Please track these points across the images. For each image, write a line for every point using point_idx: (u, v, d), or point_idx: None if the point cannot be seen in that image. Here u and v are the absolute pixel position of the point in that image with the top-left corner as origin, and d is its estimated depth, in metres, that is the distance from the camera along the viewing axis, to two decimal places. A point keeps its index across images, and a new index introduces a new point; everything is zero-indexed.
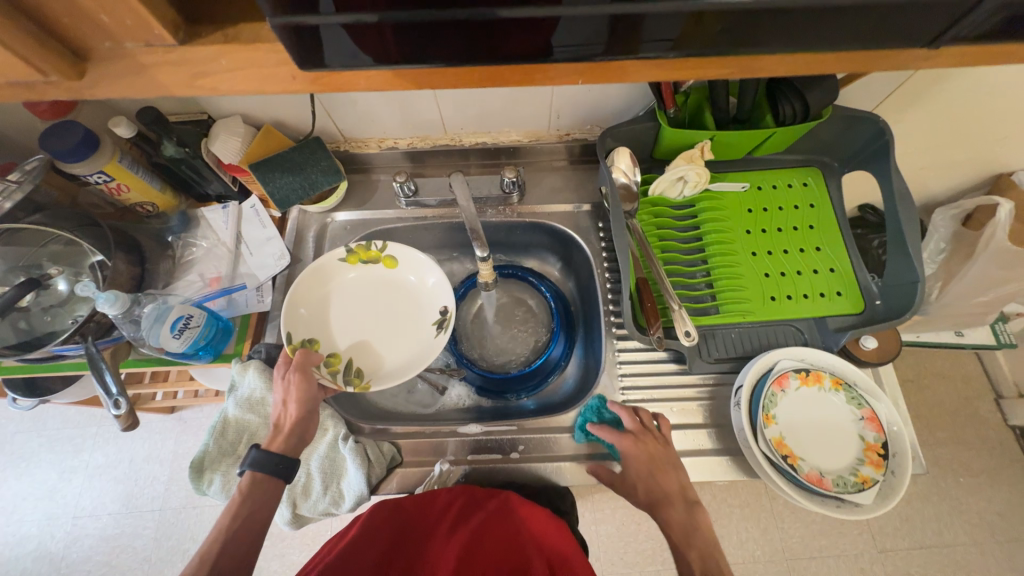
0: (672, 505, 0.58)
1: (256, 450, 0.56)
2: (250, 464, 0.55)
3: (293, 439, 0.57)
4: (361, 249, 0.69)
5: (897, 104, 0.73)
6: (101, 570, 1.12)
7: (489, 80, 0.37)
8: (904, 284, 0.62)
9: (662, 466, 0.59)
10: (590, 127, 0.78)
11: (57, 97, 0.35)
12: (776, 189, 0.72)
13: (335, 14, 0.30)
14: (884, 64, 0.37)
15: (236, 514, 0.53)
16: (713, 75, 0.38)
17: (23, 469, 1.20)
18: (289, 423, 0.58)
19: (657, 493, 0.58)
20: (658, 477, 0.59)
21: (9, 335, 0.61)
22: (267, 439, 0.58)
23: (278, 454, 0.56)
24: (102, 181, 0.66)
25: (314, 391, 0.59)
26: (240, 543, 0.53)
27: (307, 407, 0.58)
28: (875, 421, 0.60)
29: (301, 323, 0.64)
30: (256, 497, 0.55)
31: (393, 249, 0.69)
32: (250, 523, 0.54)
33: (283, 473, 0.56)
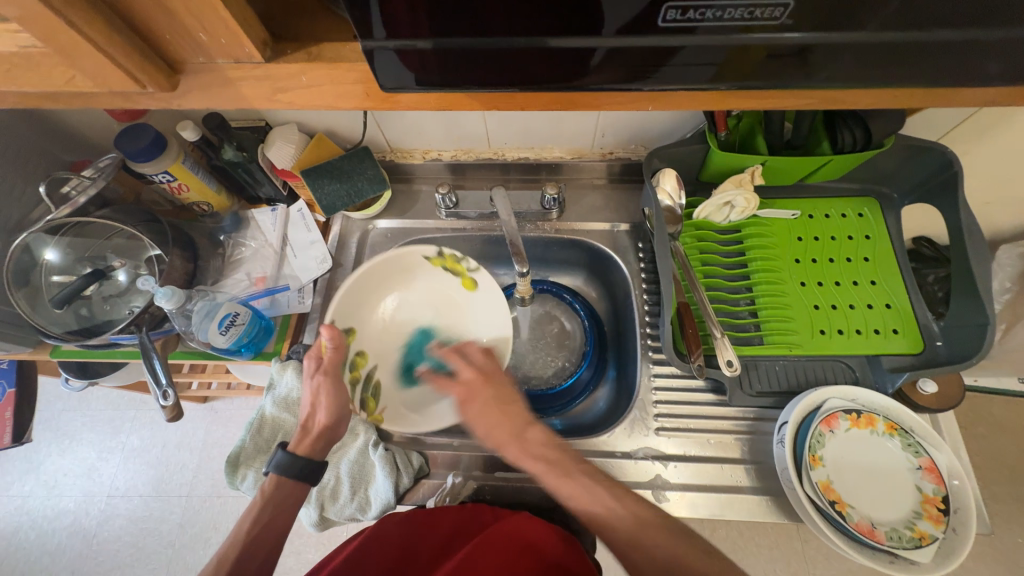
0: (513, 429, 0.55)
1: (283, 453, 0.56)
2: (276, 466, 0.55)
3: (319, 445, 0.58)
4: (451, 258, 0.70)
5: (964, 137, 0.69)
6: (128, 551, 1.15)
7: (551, 101, 0.38)
8: (971, 326, 0.58)
9: (507, 398, 0.58)
10: (635, 146, 0.77)
11: (147, 105, 0.38)
12: (829, 218, 0.70)
13: (385, 40, 0.31)
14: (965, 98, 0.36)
15: (257, 519, 0.53)
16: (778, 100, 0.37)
17: (66, 446, 1.27)
18: (317, 429, 0.58)
19: (503, 422, 0.56)
20: (494, 407, 0.57)
21: (71, 320, 0.65)
22: (294, 441, 0.57)
23: (302, 457, 0.56)
24: (166, 181, 0.70)
25: (344, 398, 0.59)
26: (261, 552, 0.51)
27: (337, 409, 0.58)
28: (934, 472, 0.56)
29: (346, 311, 0.66)
30: (278, 502, 0.54)
31: (480, 277, 0.70)
32: (271, 531, 0.53)
33: (306, 476, 0.56)
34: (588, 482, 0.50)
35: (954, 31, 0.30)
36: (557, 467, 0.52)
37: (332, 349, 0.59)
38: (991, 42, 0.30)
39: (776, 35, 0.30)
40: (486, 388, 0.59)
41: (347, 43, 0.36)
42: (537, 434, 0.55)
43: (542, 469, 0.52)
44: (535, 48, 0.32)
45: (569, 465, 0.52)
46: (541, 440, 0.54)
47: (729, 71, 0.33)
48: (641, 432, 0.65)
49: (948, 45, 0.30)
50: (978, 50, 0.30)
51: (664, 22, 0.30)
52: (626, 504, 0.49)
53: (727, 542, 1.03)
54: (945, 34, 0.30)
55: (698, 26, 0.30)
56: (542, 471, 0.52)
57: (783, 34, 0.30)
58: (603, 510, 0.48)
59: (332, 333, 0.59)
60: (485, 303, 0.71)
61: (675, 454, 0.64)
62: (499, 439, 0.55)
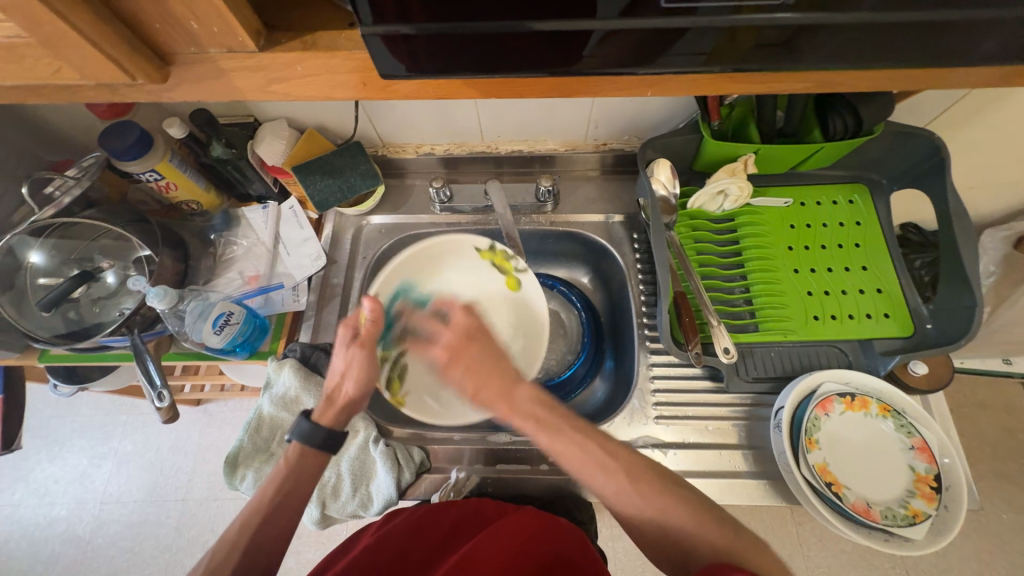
0: (504, 386, 0.51)
1: (306, 422, 0.55)
2: (299, 434, 0.54)
3: (342, 416, 0.57)
4: (501, 254, 0.69)
5: (951, 124, 0.70)
6: (124, 556, 1.14)
7: (548, 88, 0.38)
8: (960, 308, 0.59)
9: (491, 355, 0.53)
10: (629, 137, 0.77)
11: (137, 98, 0.37)
12: (820, 206, 0.70)
13: (371, 26, 0.30)
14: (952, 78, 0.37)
15: (280, 487, 0.52)
16: (763, 82, 0.38)
17: (57, 453, 1.24)
18: (343, 400, 0.56)
19: (488, 381, 0.51)
20: (483, 364, 0.52)
21: (59, 324, 0.64)
22: (318, 410, 0.56)
23: (327, 428, 0.55)
24: (153, 179, 0.69)
25: (374, 373, 0.57)
26: (281, 521, 0.51)
27: (365, 379, 0.56)
28: (927, 451, 0.57)
29: (388, 286, 0.66)
30: (301, 473, 0.53)
31: (524, 279, 0.68)
32: (292, 501, 0.52)
33: (328, 447, 0.55)
34: (583, 437, 0.48)
35: (941, 12, 0.30)
36: (548, 425, 0.48)
37: (371, 322, 0.56)
38: (976, 21, 0.30)
39: (776, 15, 0.30)
40: (483, 345, 0.53)
41: (342, 31, 0.36)
42: (527, 390, 0.50)
43: (534, 428, 0.49)
44: (521, 32, 0.32)
45: (559, 423, 0.48)
46: (531, 397, 0.50)
47: (725, 56, 0.34)
48: (641, 421, 0.66)
49: (936, 25, 0.31)
50: (962, 30, 0.31)
51: (668, 3, 0.29)
52: (629, 468, 0.47)
53: None
54: (941, 14, 0.30)
55: (696, 7, 0.30)
56: (533, 430, 0.49)
57: (779, 15, 0.30)
58: (604, 477, 0.47)
59: (375, 306, 0.55)
60: (523, 307, 0.69)
61: (674, 441, 0.65)
62: (484, 399, 0.51)
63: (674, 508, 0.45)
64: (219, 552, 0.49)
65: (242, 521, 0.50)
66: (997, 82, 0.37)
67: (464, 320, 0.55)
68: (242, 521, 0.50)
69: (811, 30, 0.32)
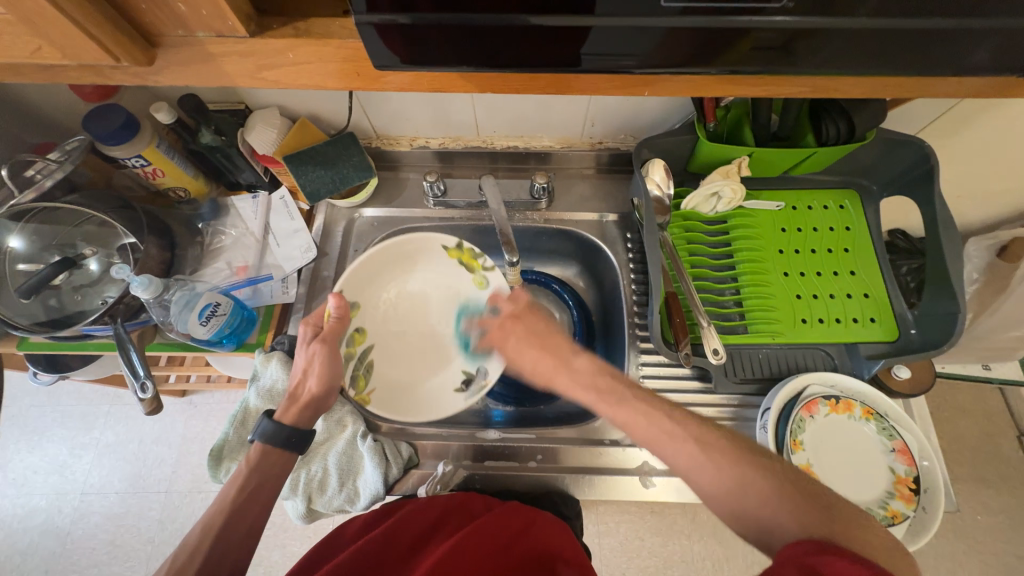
0: (558, 363, 0.54)
1: (269, 422, 0.54)
2: (261, 434, 0.54)
3: (307, 413, 0.57)
4: (468, 252, 0.69)
5: (941, 133, 0.71)
6: (105, 548, 1.12)
7: (545, 83, 0.38)
8: (942, 314, 0.60)
9: (549, 331, 0.58)
10: (625, 136, 0.77)
11: (121, 81, 0.36)
12: (811, 210, 0.71)
13: (367, 14, 0.30)
14: (940, 87, 0.37)
15: (242, 488, 0.52)
16: (759, 85, 0.38)
17: (36, 443, 1.22)
18: (305, 397, 0.56)
19: (539, 363, 0.56)
20: (539, 334, 0.58)
21: (39, 311, 0.62)
22: (280, 409, 0.56)
23: (290, 425, 0.55)
24: (139, 165, 0.67)
25: (336, 368, 0.58)
26: (244, 521, 0.51)
27: (331, 376, 0.57)
28: (907, 454, 0.58)
29: (354, 288, 0.66)
30: (264, 471, 0.53)
31: (493, 277, 0.69)
32: (258, 498, 0.52)
33: (294, 445, 0.55)
34: (646, 406, 0.48)
35: (936, 19, 0.30)
36: (608, 395, 0.50)
37: (335, 319, 0.59)
38: (970, 31, 0.31)
39: (773, 17, 0.30)
40: (530, 323, 0.60)
41: (336, 18, 0.35)
42: (584, 361, 0.54)
43: (594, 399, 0.50)
44: (518, 25, 0.31)
45: (621, 391, 0.50)
46: (589, 368, 0.53)
47: (722, 58, 0.34)
48: None
49: (930, 33, 0.31)
50: (956, 38, 0.31)
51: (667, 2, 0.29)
52: (698, 437, 0.45)
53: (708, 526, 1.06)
54: (935, 22, 0.30)
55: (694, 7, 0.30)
56: (592, 399, 0.51)
57: (777, 19, 0.30)
58: (671, 445, 0.45)
59: (340, 302, 0.58)
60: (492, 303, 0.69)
61: None
62: (545, 374, 0.55)
63: (754, 480, 0.42)
64: (182, 555, 0.48)
65: (207, 520, 0.50)
66: (987, 92, 0.38)
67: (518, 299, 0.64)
68: (206, 520, 0.50)
69: (806, 36, 0.32)
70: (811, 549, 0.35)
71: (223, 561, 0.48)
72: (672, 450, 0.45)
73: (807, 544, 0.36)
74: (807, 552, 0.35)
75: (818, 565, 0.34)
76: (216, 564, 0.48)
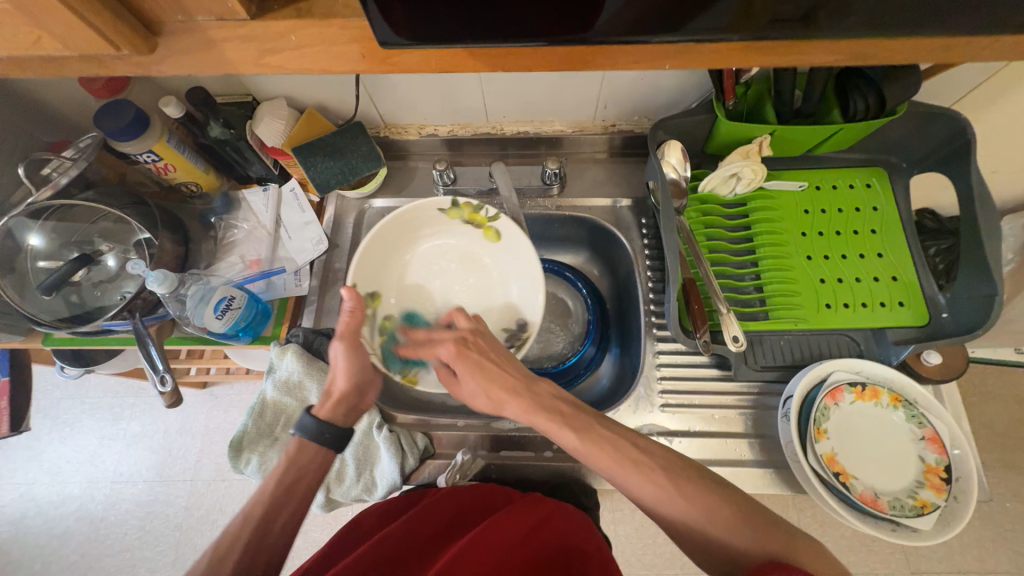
0: (519, 386, 0.55)
1: (308, 416, 0.55)
2: (302, 429, 0.55)
3: (341, 409, 0.57)
4: (470, 208, 0.68)
5: (978, 103, 0.67)
6: (136, 534, 1.17)
7: (554, 60, 0.36)
8: (978, 297, 0.57)
9: (495, 359, 0.57)
10: (638, 118, 0.74)
11: (124, 72, 0.36)
12: (837, 190, 0.68)
13: None
14: (981, 49, 0.35)
15: (280, 480, 0.52)
16: (782, 52, 0.35)
17: (67, 434, 1.26)
18: (338, 394, 0.57)
19: (501, 386, 0.55)
20: (489, 366, 0.56)
21: (61, 307, 0.63)
22: (318, 404, 0.57)
23: (325, 421, 0.56)
24: (151, 160, 0.67)
25: (363, 363, 0.57)
26: (282, 514, 0.51)
27: (362, 371, 0.57)
28: (937, 442, 0.56)
29: (366, 276, 0.65)
30: (303, 463, 0.54)
31: (501, 226, 0.67)
32: (295, 490, 0.52)
33: (329, 440, 0.55)
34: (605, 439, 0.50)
35: None
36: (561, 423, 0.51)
37: (349, 314, 0.55)
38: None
39: None
40: (483, 350, 0.57)
41: None
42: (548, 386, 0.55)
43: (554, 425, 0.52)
44: None
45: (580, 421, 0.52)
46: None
47: (744, 23, 0.31)
48: (646, 408, 0.65)
49: None
50: None
51: None
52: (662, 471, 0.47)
53: None
54: None
55: None
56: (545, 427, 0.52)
57: None
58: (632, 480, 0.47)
59: (354, 296, 0.55)
60: (506, 253, 0.69)
61: (678, 430, 0.64)
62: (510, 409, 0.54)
63: (719, 509, 0.44)
64: (224, 542, 0.48)
65: (247, 508, 0.50)
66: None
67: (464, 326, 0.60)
68: (247, 511, 0.50)
69: (825, 2, 0.30)
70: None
71: (258, 557, 0.48)
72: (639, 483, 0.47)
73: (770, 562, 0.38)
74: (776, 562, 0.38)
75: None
76: (255, 554, 0.48)
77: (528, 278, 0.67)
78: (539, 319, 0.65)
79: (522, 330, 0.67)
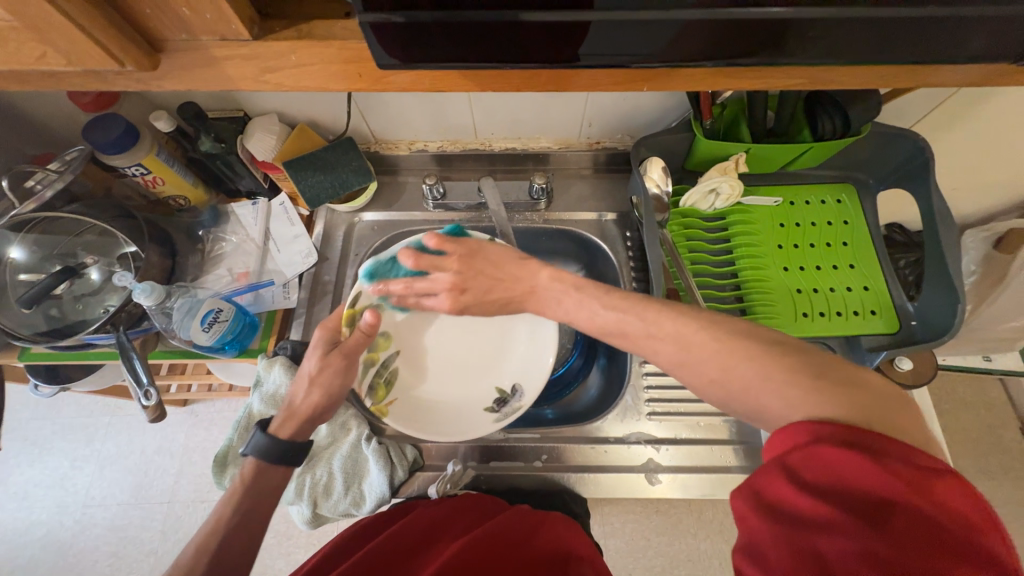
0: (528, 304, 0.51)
1: (264, 436, 0.53)
2: (255, 449, 0.52)
3: (303, 426, 0.55)
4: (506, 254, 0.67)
5: (937, 125, 0.72)
6: (108, 561, 1.11)
7: (542, 81, 0.38)
8: (943, 306, 0.60)
9: (502, 262, 0.52)
10: (622, 135, 0.77)
11: (124, 87, 0.37)
12: (810, 205, 0.71)
13: (363, 12, 0.30)
14: (930, 77, 0.38)
15: (238, 506, 0.50)
16: (750, 77, 0.38)
17: (36, 456, 1.21)
18: (304, 412, 0.55)
19: (505, 290, 0.52)
20: (489, 275, 0.52)
21: (41, 321, 0.62)
22: (275, 423, 0.55)
23: (286, 440, 0.54)
24: (139, 173, 0.67)
25: (343, 385, 0.56)
26: (240, 540, 0.49)
27: (332, 393, 0.56)
28: None
29: (382, 289, 0.64)
30: (257, 491, 0.51)
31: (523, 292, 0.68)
32: (251, 518, 0.50)
33: (287, 460, 0.53)
34: None
35: (930, 7, 0.31)
36: None
37: (360, 334, 0.57)
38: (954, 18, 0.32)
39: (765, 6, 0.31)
40: (475, 267, 0.52)
41: (338, 21, 0.36)
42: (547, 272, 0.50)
43: None
44: (512, 21, 0.31)
45: None
46: None
47: (717, 51, 0.34)
48: (633, 417, 0.66)
49: (923, 19, 0.31)
50: (952, 23, 0.32)
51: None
52: None
53: (713, 523, 1.02)
54: (924, 10, 0.31)
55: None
56: None
57: (770, 9, 0.31)
58: None
59: (375, 319, 0.56)
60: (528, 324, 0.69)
61: (665, 438, 0.65)
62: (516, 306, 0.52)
63: None
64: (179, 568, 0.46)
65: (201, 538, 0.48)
66: (974, 81, 0.39)
67: (449, 258, 0.52)
68: (200, 541, 0.47)
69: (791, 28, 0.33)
70: (797, 441, 0.32)
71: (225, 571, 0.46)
72: (700, 370, 0.39)
73: (796, 432, 0.32)
74: (806, 438, 0.31)
75: (805, 461, 0.31)
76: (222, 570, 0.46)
77: (543, 338, 0.68)
78: (533, 393, 0.65)
79: (513, 398, 0.66)
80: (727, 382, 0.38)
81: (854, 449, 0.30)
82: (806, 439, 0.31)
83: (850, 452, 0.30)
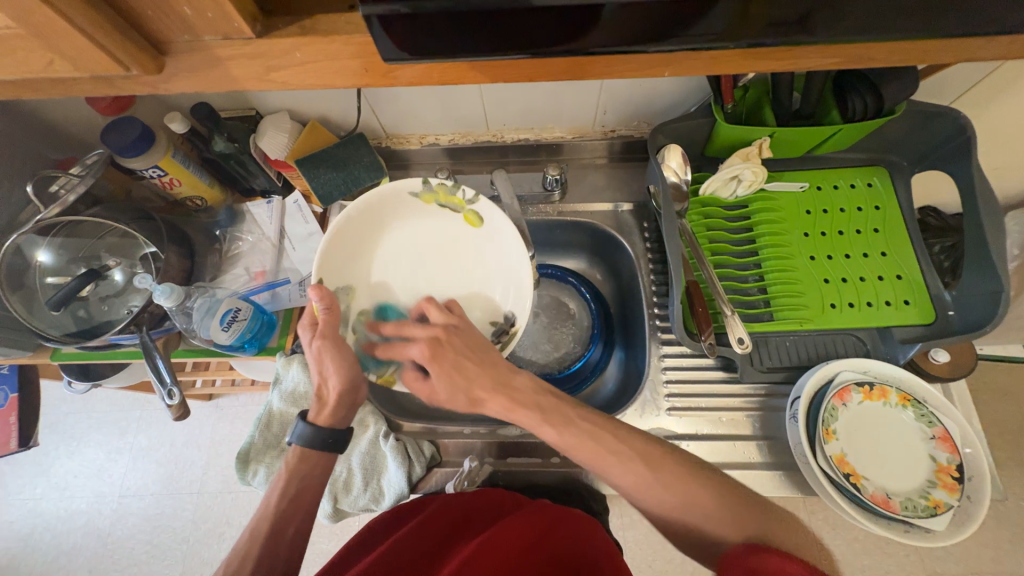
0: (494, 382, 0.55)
1: (304, 424, 0.55)
2: (298, 437, 0.55)
3: (341, 411, 0.56)
4: (442, 189, 0.64)
5: (978, 100, 0.67)
6: (143, 548, 1.16)
7: (554, 68, 0.36)
8: (983, 294, 0.57)
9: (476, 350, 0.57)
10: (638, 122, 0.74)
11: (132, 91, 0.36)
12: (838, 189, 0.68)
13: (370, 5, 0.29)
14: (974, 51, 0.35)
15: (284, 492, 0.53)
16: (777, 58, 0.36)
17: (74, 448, 1.26)
18: (333, 397, 0.55)
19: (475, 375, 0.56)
20: (465, 358, 0.56)
21: (69, 322, 0.64)
22: (313, 411, 0.56)
23: (327, 425, 0.55)
24: (156, 175, 0.68)
25: (349, 362, 0.54)
26: (288, 531, 0.51)
27: (349, 374, 0.55)
28: (948, 441, 0.56)
29: (333, 271, 0.61)
30: (305, 473, 0.54)
31: (481, 207, 0.64)
32: (297, 503, 0.53)
33: (332, 445, 0.55)
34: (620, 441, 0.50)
35: None
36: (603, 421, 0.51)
37: (326, 311, 0.54)
38: None
39: None
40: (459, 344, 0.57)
41: (342, 14, 0.35)
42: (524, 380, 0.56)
43: (572, 446, 0.50)
44: (524, 7, 0.30)
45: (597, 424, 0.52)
46: None
47: (741, 32, 0.32)
48: (653, 412, 0.65)
49: None
50: None
51: None
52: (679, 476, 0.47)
53: None
54: None
55: None
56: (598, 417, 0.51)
57: None
58: (655, 467, 0.48)
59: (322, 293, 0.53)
60: (489, 237, 0.66)
61: (686, 433, 0.64)
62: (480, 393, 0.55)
63: (732, 513, 0.44)
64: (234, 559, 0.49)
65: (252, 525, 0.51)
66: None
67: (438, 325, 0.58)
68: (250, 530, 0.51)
69: (824, 4, 0.31)
70: (747, 551, 0.38)
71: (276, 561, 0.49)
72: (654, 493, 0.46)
73: (747, 547, 0.38)
74: (745, 555, 0.38)
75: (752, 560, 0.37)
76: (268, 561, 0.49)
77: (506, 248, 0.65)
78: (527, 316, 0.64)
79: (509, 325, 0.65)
80: (683, 511, 0.45)
81: (786, 555, 0.36)
82: (749, 549, 0.38)
83: (782, 557, 0.35)
